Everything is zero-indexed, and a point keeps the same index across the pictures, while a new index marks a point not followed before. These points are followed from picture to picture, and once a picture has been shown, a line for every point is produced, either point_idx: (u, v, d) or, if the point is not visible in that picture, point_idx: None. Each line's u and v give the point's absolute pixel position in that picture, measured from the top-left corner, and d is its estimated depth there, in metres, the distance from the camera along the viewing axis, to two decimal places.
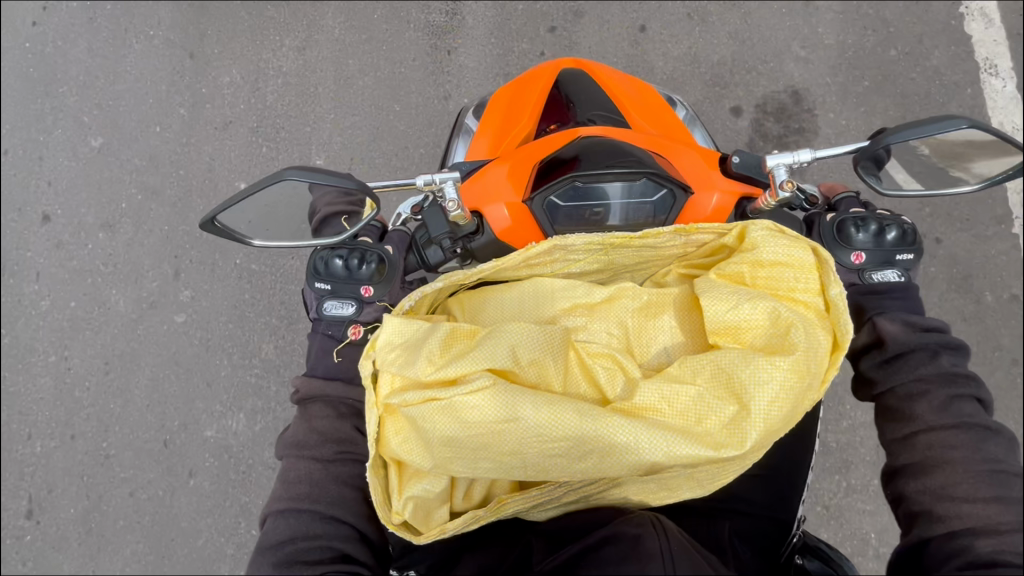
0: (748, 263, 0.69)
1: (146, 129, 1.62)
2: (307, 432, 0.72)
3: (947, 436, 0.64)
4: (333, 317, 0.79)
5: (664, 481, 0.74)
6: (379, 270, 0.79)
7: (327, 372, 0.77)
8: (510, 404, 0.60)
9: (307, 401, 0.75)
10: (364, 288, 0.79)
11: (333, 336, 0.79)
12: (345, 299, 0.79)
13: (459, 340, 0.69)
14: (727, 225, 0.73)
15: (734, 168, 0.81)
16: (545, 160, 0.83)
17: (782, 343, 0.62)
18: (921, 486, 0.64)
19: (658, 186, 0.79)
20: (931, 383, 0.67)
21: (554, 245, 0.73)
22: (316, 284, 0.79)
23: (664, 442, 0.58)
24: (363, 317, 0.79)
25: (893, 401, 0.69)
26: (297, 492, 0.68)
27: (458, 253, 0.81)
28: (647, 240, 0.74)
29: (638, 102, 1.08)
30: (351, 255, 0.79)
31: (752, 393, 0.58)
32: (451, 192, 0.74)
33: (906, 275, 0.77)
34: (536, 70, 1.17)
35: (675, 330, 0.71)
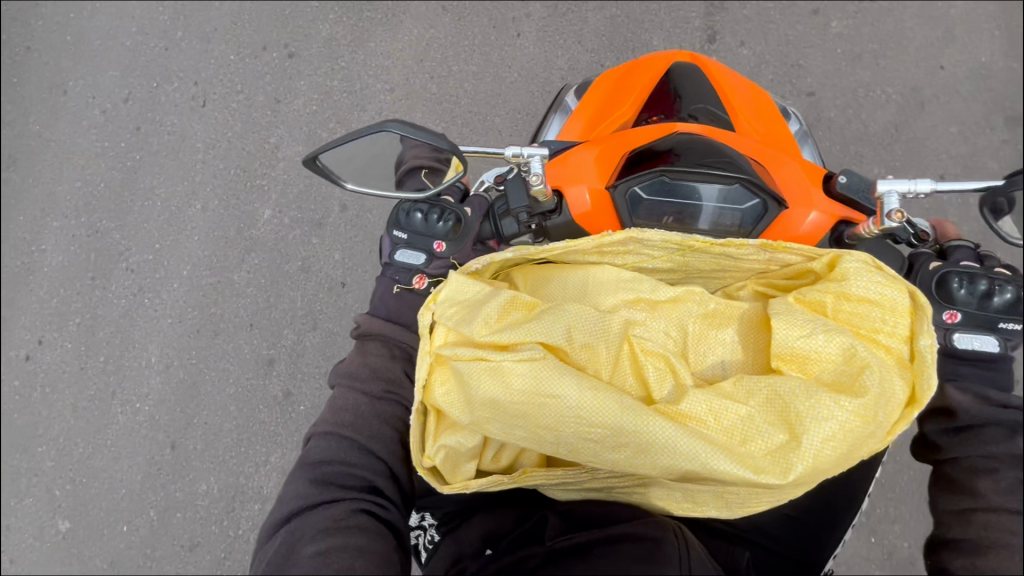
0: (833, 293, 0.65)
1: (171, 372, 1.55)
2: (359, 366, 0.76)
3: (1006, 520, 0.60)
4: (402, 264, 0.82)
5: (692, 492, 0.73)
6: (454, 228, 0.81)
7: (388, 314, 0.80)
8: (554, 380, 0.61)
9: (364, 338, 0.79)
10: (437, 243, 0.81)
11: (399, 282, 0.82)
12: (417, 250, 0.82)
13: (518, 310, 0.70)
14: (818, 250, 0.69)
15: (837, 189, 0.75)
16: (634, 152, 0.82)
17: (851, 383, 0.58)
18: (967, 563, 0.61)
19: (750, 194, 0.75)
20: (1002, 463, 0.63)
21: (630, 237, 0.72)
22: (393, 232, 0.82)
23: (702, 454, 0.57)
24: (430, 269, 0.82)
25: (955, 472, 0.65)
26: (342, 419, 0.72)
27: (532, 229, 0.82)
28: (728, 249, 0.71)
29: (748, 105, 1.03)
30: (431, 210, 0.81)
31: (807, 426, 0.56)
32: (537, 166, 0.74)
33: (1004, 346, 0.70)
34: (646, 58, 1.13)
35: (736, 346, 0.69)
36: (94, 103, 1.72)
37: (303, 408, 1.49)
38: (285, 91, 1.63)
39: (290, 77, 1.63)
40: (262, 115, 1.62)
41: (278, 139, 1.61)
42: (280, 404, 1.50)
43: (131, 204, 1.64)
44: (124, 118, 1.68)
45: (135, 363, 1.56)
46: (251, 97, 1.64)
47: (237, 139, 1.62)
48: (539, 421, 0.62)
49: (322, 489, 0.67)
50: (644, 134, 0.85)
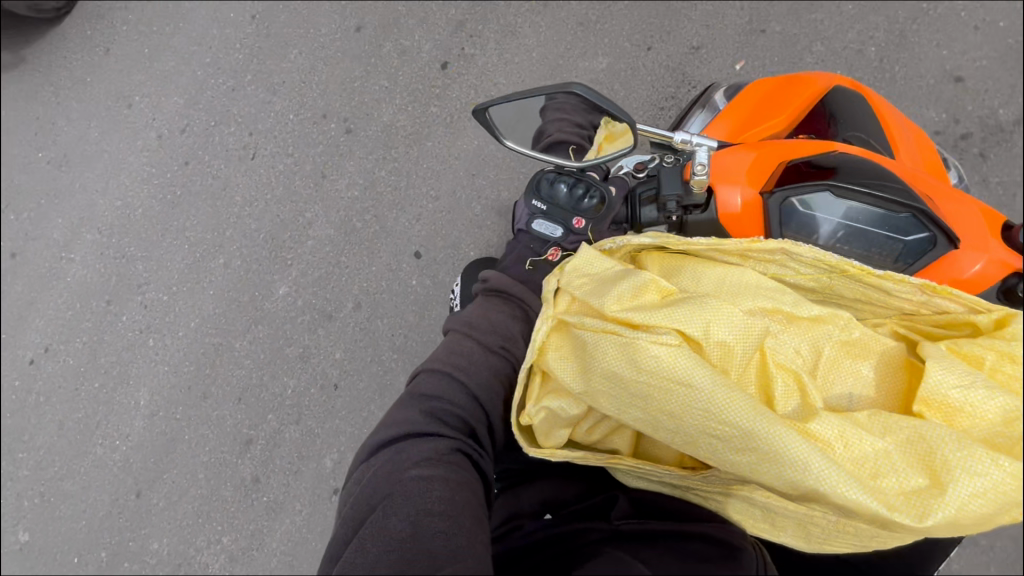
0: (997, 351, 0.61)
1: (157, 415, 1.69)
2: (481, 317, 0.77)
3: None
4: (539, 234, 0.83)
5: (776, 516, 0.71)
6: (597, 207, 0.82)
7: (517, 276, 0.81)
8: (687, 369, 0.60)
9: (489, 292, 0.80)
10: (577, 219, 0.82)
11: (533, 249, 0.83)
12: (555, 223, 0.83)
13: (650, 293, 0.70)
14: (986, 304, 0.65)
15: (1021, 239, 0.71)
16: (795, 163, 0.80)
17: (1008, 445, 0.55)
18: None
19: (923, 226, 0.72)
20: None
21: (782, 247, 0.70)
22: (533, 202, 0.84)
23: (832, 476, 0.55)
24: (565, 243, 0.83)
25: None
26: (457, 362, 0.74)
27: (671, 220, 0.82)
28: (884, 282, 0.68)
29: (909, 142, 0.98)
30: (576, 184, 0.83)
31: (955, 477, 0.53)
32: (704, 156, 0.73)
33: None
34: (804, 75, 1.09)
35: (871, 381, 0.66)
36: (152, 125, 1.85)
37: (265, 499, 1.59)
38: (333, 168, 1.69)
39: (342, 156, 1.70)
40: (303, 186, 1.69)
41: (313, 216, 1.68)
42: (246, 487, 1.60)
43: (162, 238, 1.77)
44: (165, 182, 1.79)
45: (125, 401, 1.72)
46: (299, 164, 1.71)
47: (275, 203, 1.70)
48: (661, 405, 0.61)
49: (428, 421, 0.69)
50: (807, 147, 0.82)
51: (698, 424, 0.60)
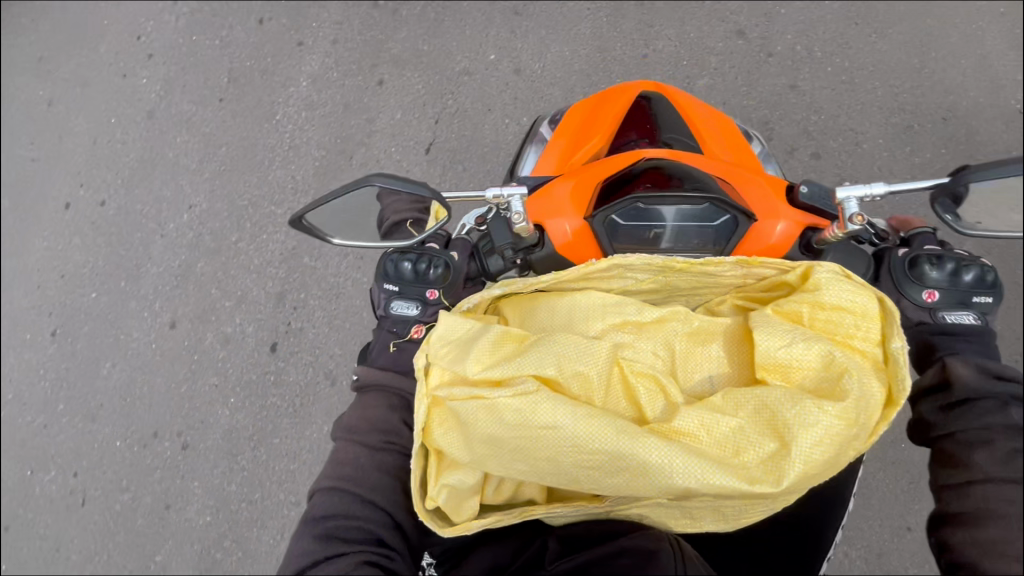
0: (808, 303, 0.68)
1: None
2: (359, 420, 0.77)
3: (1005, 491, 0.60)
4: (398, 316, 0.85)
5: (691, 510, 0.74)
6: (445, 275, 0.85)
7: (386, 364, 0.82)
8: (550, 411, 0.63)
9: (364, 390, 0.80)
10: (430, 292, 0.84)
11: (396, 332, 0.84)
12: (411, 301, 0.84)
13: (509, 344, 0.72)
14: (792, 262, 0.72)
15: (801, 198, 0.79)
16: (603, 185, 0.86)
17: (832, 387, 0.61)
18: (968, 536, 0.61)
19: (721, 211, 0.79)
20: (996, 433, 0.63)
21: (613, 263, 0.75)
22: (384, 286, 0.85)
23: (697, 469, 0.58)
24: (426, 318, 0.85)
25: (950, 445, 0.65)
26: (345, 474, 0.73)
27: (518, 263, 0.86)
28: (707, 268, 0.74)
29: (713, 128, 1.09)
30: (419, 260, 0.85)
31: (795, 432, 0.58)
32: (518, 205, 0.77)
33: (983, 318, 0.73)
34: (616, 87, 1.18)
35: (722, 360, 0.71)
36: None
37: None
38: (177, 495, 1.54)
39: (184, 475, 1.55)
40: (148, 523, 1.54)
41: (165, 556, 1.52)
42: None
43: None
44: None
45: None
46: (137, 498, 1.56)
47: (119, 555, 1.54)
48: (538, 452, 0.63)
49: (325, 544, 0.67)
50: (613, 163, 0.88)
51: (575, 459, 0.62)
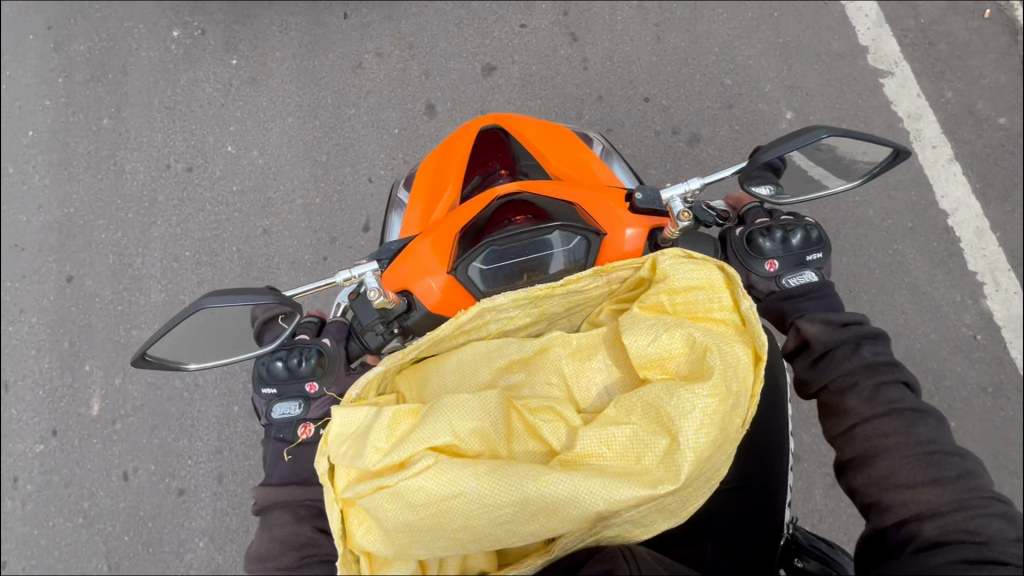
0: (664, 292, 0.72)
1: None
2: (267, 543, 0.74)
3: (880, 425, 0.64)
4: (283, 419, 0.84)
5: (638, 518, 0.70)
6: (319, 365, 0.85)
7: (282, 477, 0.80)
8: (453, 479, 0.61)
9: (266, 510, 0.78)
10: (309, 385, 0.85)
11: (283, 439, 0.83)
12: (292, 399, 0.85)
13: (405, 419, 0.71)
14: (640, 258, 0.76)
15: (638, 204, 0.85)
16: (461, 232, 0.86)
17: (701, 367, 0.64)
18: (867, 478, 0.64)
19: (573, 235, 0.82)
20: (857, 374, 0.68)
21: (482, 309, 0.76)
22: (263, 391, 0.85)
23: (604, 490, 0.59)
24: (311, 413, 0.84)
25: (828, 398, 0.70)
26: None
27: (396, 332, 0.87)
28: (570, 286, 0.77)
29: (555, 145, 1.15)
30: (290, 355, 0.85)
31: (680, 423, 0.60)
32: (371, 282, 0.80)
33: (820, 274, 0.80)
34: (459, 130, 1.22)
35: (609, 369, 0.73)
36: None
37: None
38: None
39: None
40: None
41: None
42: None
43: None
44: None
45: None
46: None
47: None
48: (455, 524, 0.61)
49: None
50: (467, 208, 0.89)
51: (491, 518, 0.61)
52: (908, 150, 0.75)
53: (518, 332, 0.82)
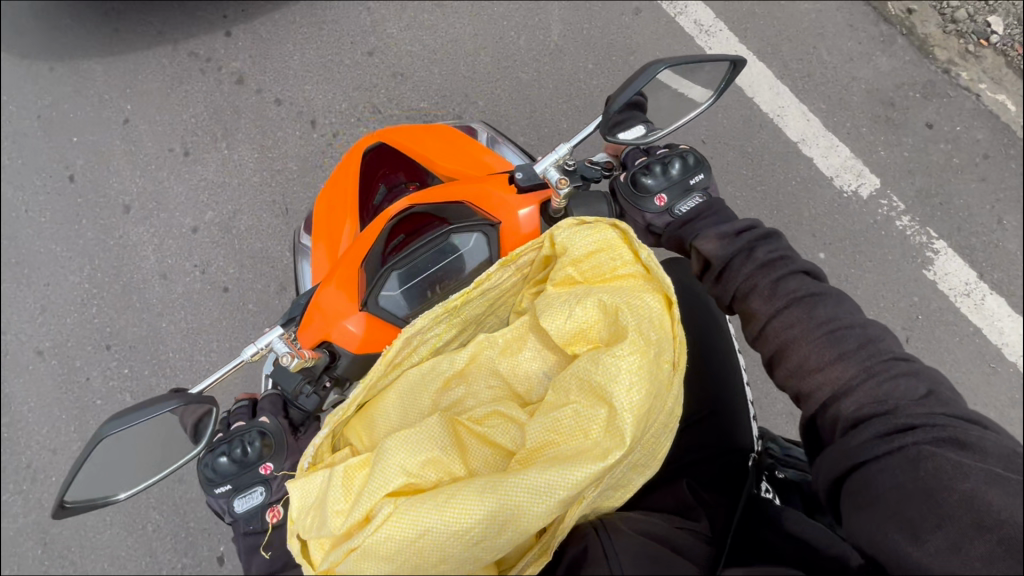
0: (570, 265, 0.72)
1: None
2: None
3: (785, 317, 0.67)
4: (246, 509, 0.87)
5: (614, 484, 0.71)
6: (266, 445, 0.88)
7: (264, 568, 0.84)
8: (415, 519, 0.60)
9: None
10: (263, 467, 0.88)
11: (254, 529, 0.86)
12: (250, 488, 0.87)
13: (358, 472, 0.69)
14: (538, 239, 0.76)
15: (521, 183, 0.84)
16: (361, 264, 0.84)
17: (618, 327, 0.64)
18: (788, 369, 0.67)
19: (469, 233, 0.81)
20: (755, 277, 0.72)
21: (403, 339, 0.74)
22: (218, 491, 0.88)
23: (560, 480, 0.59)
24: (274, 494, 0.88)
25: (739, 306, 0.73)
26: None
27: (329, 385, 0.87)
28: (481, 288, 0.76)
29: (440, 146, 1.13)
30: (232, 447, 0.87)
31: (612, 389, 0.60)
32: (280, 346, 0.78)
33: (707, 193, 0.83)
34: (342, 160, 1.19)
35: (541, 353, 0.73)
36: None
37: None
38: None
39: None
40: None
41: None
42: None
43: None
44: None
45: None
46: None
47: None
48: (432, 559, 0.60)
49: None
50: (364, 241, 0.87)
51: (464, 543, 0.60)
52: (742, 60, 0.80)
53: (449, 345, 0.81)
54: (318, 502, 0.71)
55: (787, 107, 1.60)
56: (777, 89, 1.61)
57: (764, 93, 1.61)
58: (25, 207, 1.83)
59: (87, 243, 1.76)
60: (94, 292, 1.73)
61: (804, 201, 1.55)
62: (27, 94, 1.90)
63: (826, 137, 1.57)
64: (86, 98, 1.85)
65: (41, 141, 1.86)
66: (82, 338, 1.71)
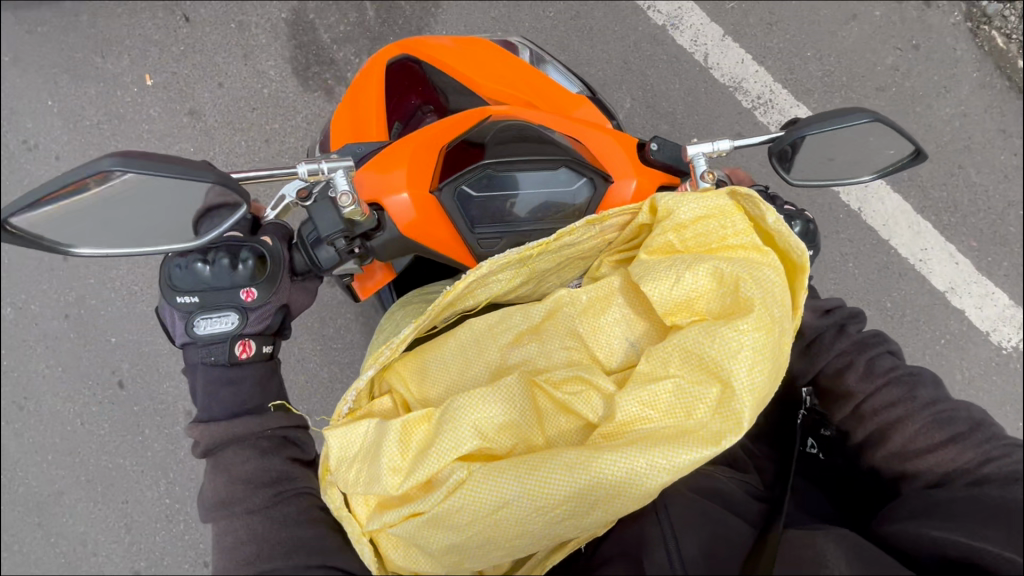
0: (672, 230, 0.64)
1: None
2: (229, 486, 0.69)
3: (884, 396, 0.67)
4: (212, 332, 0.75)
5: None
6: (259, 268, 0.75)
7: (229, 411, 0.73)
8: (494, 489, 0.53)
9: (220, 450, 0.71)
10: (245, 292, 0.75)
11: (217, 363, 0.75)
12: (222, 309, 0.74)
13: (417, 428, 0.60)
14: (634, 203, 0.67)
15: (656, 157, 0.77)
16: (448, 144, 0.77)
17: (736, 301, 0.57)
18: (887, 452, 0.66)
19: (578, 173, 0.74)
20: (850, 353, 0.71)
21: (472, 279, 0.66)
22: (180, 301, 0.74)
23: (663, 459, 0.53)
24: (249, 327, 0.76)
25: (826, 382, 0.72)
26: (243, 556, 0.65)
27: (356, 253, 0.73)
28: (562, 241, 0.67)
29: (494, 61, 1.03)
30: (218, 257, 0.73)
31: (729, 366, 0.54)
32: (343, 183, 0.67)
33: None
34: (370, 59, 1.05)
35: (628, 318, 0.66)
36: None
37: None
38: None
39: None
40: None
41: None
42: None
43: None
44: None
45: None
46: None
47: None
48: (506, 534, 0.54)
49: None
50: (458, 123, 0.80)
51: (546, 518, 0.54)
52: (925, 151, 0.69)
53: (507, 294, 0.74)
54: (364, 455, 0.62)
55: (931, 248, 1.34)
56: (917, 227, 1.35)
57: (901, 232, 1.34)
58: (80, 419, 1.43)
59: (157, 455, 1.40)
60: (178, 506, 1.39)
61: (956, 363, 1.32)
62: (52, 293, 1.45)
63: (978, 283, 1.34)
64: (114, 291, 1.43)
65: (73, 344, 1.43)
66: (178, 555, 1.39)
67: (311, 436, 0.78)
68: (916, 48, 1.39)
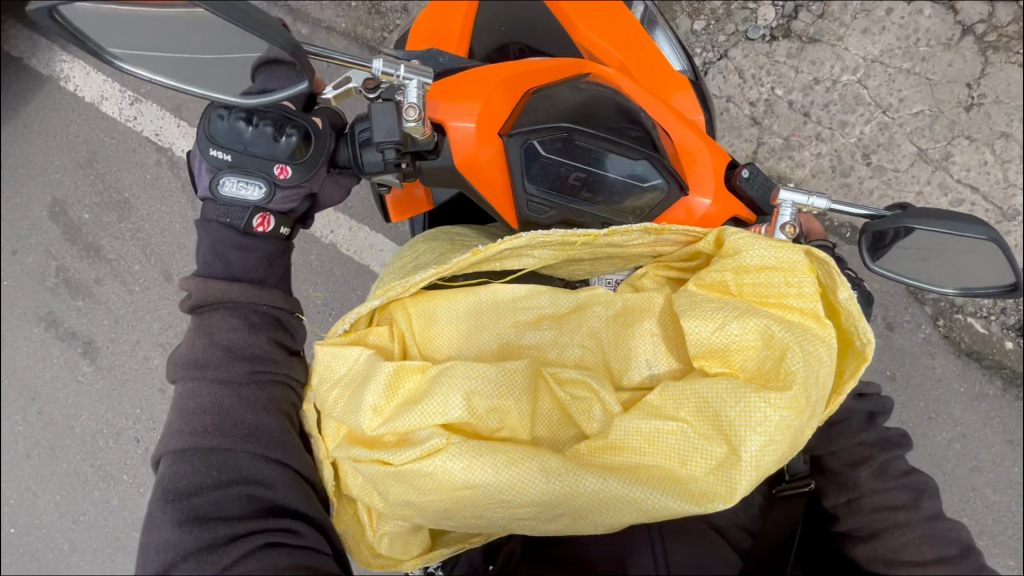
0: (731, 270, 0.59)
1: None
2: (208, 349, 0.63)
3: (891, 498, 0.65)
4: (233, 197, 0.65)
5: None
6: (302, 147, 0.64)
7: (229, 272, 0.66)
8: (467, 469, 0.52)
9: (206, 311, 0.65)
10: (278, 168, 0.64)
11: (234, 225, 0.67)
12: (251, 177, 0.64)
13: (409, 377, 0.57)
14: (701, 229, 0.63)
15: (742, 185, 0.71)
16: (536, 88, 0.71)
17: (776, 370, 0.53)
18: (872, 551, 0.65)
19: (658, 173, 0.67)
20: (872, 447, 0.67)
21: (509, 246, 0.62)
22: (211, 153, 0.63)
23: (643, 500, 0.51)
24: (274, 204, 0.67)
25: (836, 464, 0.68)
26: (200, 424, 0.60)
27: (402, 167, 0.66)
28: (613, 238, 0.63)
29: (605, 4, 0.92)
30: (262, 122, 0.62)
31: (742, 434, 0.51)
32: (412, 95, 0.58)
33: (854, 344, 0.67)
34: None
35: (657, 342, 0.62)
36: None
37: None
38: None
39: None
40: None
41: None
42: None
43: None
44: None
45: None
46: None
47: None
48: (465, 511, 0.54)
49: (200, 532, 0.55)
50: (555, 71, 0.74)
51: (509, 510, 0.53)
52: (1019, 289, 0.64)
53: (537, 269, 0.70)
54: (348, 379, 0.60)
55: None
56: None
57: None
58: None
59: None
60: None
61: None
62: None
63: None
64: None
65: None
66: None
67: (304, 324, 0.71)
68: (892, 379, 1.27)
